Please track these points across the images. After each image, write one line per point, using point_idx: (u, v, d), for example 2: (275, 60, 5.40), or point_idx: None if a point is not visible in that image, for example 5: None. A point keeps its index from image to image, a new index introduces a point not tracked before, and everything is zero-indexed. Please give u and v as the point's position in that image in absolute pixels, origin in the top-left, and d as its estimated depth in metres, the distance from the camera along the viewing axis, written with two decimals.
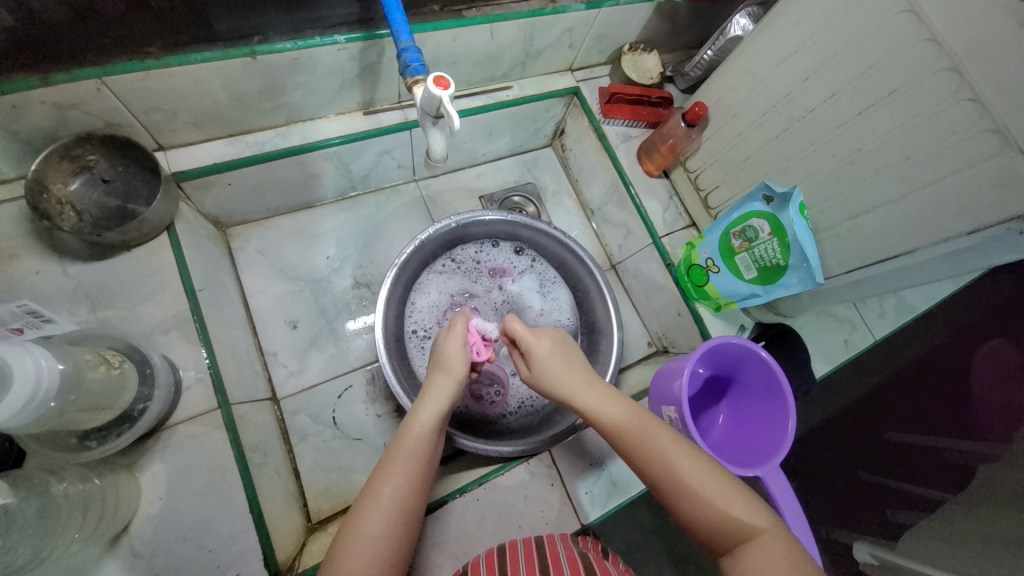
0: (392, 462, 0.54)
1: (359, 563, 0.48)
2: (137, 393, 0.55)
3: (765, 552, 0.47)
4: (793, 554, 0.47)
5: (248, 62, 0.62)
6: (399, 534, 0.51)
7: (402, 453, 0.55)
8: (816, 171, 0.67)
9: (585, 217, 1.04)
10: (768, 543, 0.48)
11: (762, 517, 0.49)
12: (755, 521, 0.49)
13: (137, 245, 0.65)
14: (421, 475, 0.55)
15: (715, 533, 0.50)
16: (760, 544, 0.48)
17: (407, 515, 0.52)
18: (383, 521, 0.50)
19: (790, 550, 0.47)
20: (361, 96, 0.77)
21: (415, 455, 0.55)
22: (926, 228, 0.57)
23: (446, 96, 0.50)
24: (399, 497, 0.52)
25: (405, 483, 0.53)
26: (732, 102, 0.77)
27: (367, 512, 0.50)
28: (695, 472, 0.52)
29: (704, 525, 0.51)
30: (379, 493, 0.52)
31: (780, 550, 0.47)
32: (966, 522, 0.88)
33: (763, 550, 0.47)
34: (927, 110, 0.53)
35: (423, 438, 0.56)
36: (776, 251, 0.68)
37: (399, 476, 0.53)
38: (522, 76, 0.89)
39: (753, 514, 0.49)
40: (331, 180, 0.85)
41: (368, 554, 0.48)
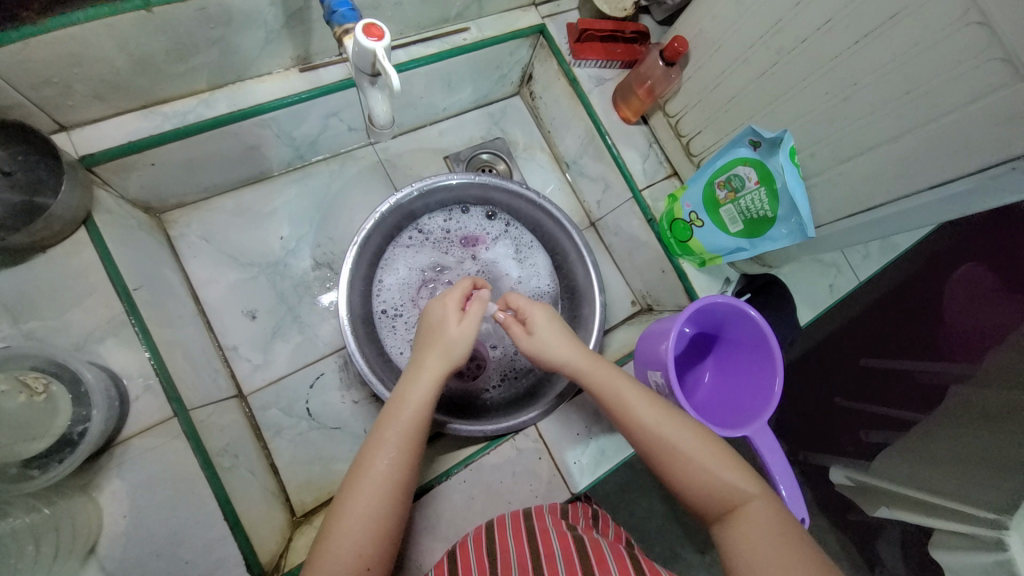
0: (385, 435, 0.52)
1: (354, 542, 0.46)
2: (73, 416, 0.50)
3: (753, 521, 0.47)
4: (782, 524, 0.46)
5: (144, 17, 0.52)
6: (395, 508, 0.49)
7: (397, 425, 0.52)
8: (806, 112, 0.61)
9: (560, 172, 0.96)
10: (756, 509, 0.48)
11: (753, 483, 0.49)
12: (746, 488, 0.49)
13: (51, 246, 0.57)
14: (416, 449, 0.53)
15: (702, 503, 0.50)
16: (750, 511, 0.48)
17: (403, 491, 0.50)
18: (376, 498, 0.48)
19: (778, 518, 0.47)
20: (294, 50, 0.66)
21: (409, 428, 0.53)
22: (925, 170, 0.52)
23: (380, 49, 0.42)
24: (392, 475, 0.50)
25: (400, 455, 0.51)
26: (714, 35, 0.69)
27: (359, 488, 0.49)
28: (688, 441, 0.52)
29: (692, 495, 0.51)
30: (371, 467, 0.50)
31: (768, 516, 0.47)
32: (937, 441, 0.91)
33: (751, 518, 0.47)
34: (932, 36, 0.47)
35: (417, 413, 0.54)
36: (763, 202, 0.64)
37: (396, 447, 0.51)
38: (479, 15, 0.78)
39: (742, 484, 0.49)
40: (275, 151, 0.76)
41: (361, 530, 0.47)
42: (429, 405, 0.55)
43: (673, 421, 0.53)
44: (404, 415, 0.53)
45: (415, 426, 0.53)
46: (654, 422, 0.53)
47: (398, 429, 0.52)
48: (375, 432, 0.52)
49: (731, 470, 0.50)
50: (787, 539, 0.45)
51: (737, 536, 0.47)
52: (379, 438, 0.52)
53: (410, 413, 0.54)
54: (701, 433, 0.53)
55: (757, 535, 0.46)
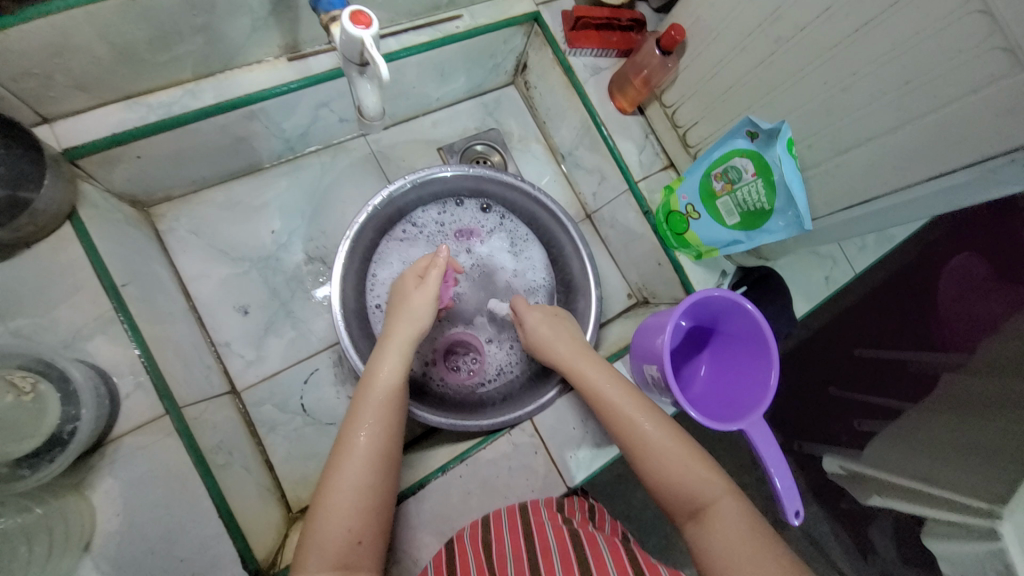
0: (364, 411, 0.53)
1: (343, 516, 0.48)
2: (63, 414, 0.49)
3: (722, 521, 0.48)
4: (750, 523, 0.48)
5: (124, 4, 0.50)
6: (378, 480, 0.50)
7: (375, 401, 0.54)
8: (805, 102, 0.60)
9: (555, 163, 0.95)
10: (724, 508, 0.49)
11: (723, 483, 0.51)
12: (715, 488, 0.50)
13: (35, 241, 0.56)
14: (394, 421, 0.54)
15: (675, 504, 0.51)
16: (719, 511, 0.49)
17: (385, 463, 0.52)
18: (362, 471, 0.50)
19: (747, 517, 0.48)
20: (281, 39, 0.65)
21: (384, 403, 0.54)
22: (923, 162, 0.52)
23: (368, 38, 0.41)
24: (373, 448, 0.51)
25: (380, 429, 0.53)
26: (711, 23, 0.68)
27: (344, 465, 0.50)
28: (659, 443, 0.53)
29: (666, 495, 0.52)
30: (354, 442, 0.51)
31: (736, 515, 0.48)
32: (928, 428, 0.92)
33: (720, 517, 0.48)
34: (933, 24, 0.46)
35: (393, 387, 0.56)
36: (760, 193, 0.63)
37: (375, 421, 0.53)
38: (471, 2, 0.76)
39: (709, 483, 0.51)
40: (264, 143, 0.75)
41: (351, 505, 0.48)
42: (403, 378, 0.57)
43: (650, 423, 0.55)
44: (380, 390, 0.55)
45: (391, 399, 0.55)
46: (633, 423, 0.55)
47: (375, 403, 0.54)
48: (354, 410, 0.54)
49: (700, 471, 0.51)
50: (753, 538, 0.46)
51: (708, 535, 0.48)
52: (358, 414, 0.53)
53: (384, 385, 0.55)
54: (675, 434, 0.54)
55: (725, 534, 0.47)
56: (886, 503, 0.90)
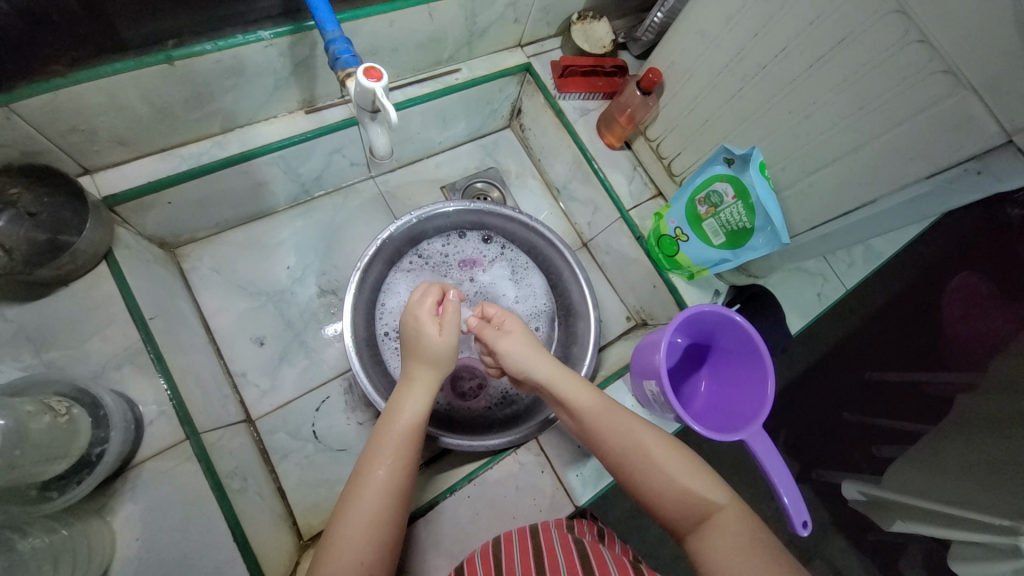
0: (383, 447, 0.55)
1: (354, 549, 0.48)
2: (92, 437, 0.52)
3: (722, 529, 0.48)
4: (751, 532, 0.48)
5: (166, 69, 0.57)
6: (395, 516, 0.52)
7: (396, 438, 0.56)
8: (774, 130, 0.66)
9: (551, 197, 1.01)
10: (727, 518, 0.49)
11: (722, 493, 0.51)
12: (715, 497, 0.51)
13: (73, 279, 0.61)
14: (412, 459, 0.56)
15: (674, 513, 0.51)
16: (722, 519, 0.49)
17: (400, 502, 0.53)
18: (377, 505, 0.51)
19: (748, 524, 0.49)
20: (300, 94, 0.72)
21: (405, 442, 0.56)
22: (886, 176, 0.56)
23: (379, 88, 0.47)
24: (390, 483, 0.53)
25: (398, 465, 0.54)
26: (685, 65, 0.75)
27: (360, 498, 0.51)
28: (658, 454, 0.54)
29: (663, 505, 0.52)
30: (371, 476, 0.52)
31: (736, 523, 0.49)
32: (947, 449, 0.91)
33: (720, 525, 0.49)
34: (877, 56, 0.52)
35: (415, 428, 0.57)
36: (741, 214, 0.68)
37: (394, 458, 0.54)
38: (469, 57, 0.85)
39: (711, 492, 0.51)
40: (281, 187, 0.81)
41: (364, 539, 0.49)
42: (422, 418, 0.59)
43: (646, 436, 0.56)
44: (401, 427, 0.56)
45: (410, 438, 0.56)
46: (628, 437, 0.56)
47: (396, 442, 0.55)
48: (372, 447, 0.55)
49: (697, 480, 0.52)
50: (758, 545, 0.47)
51: (709, 543, 0.48)
52: (377, 450, 0.55)
53: (405, 424, 0.57)
54: (672, 444, 0.55)
55: (727, 541, 0.47)
56: (912, 529, 0.87)
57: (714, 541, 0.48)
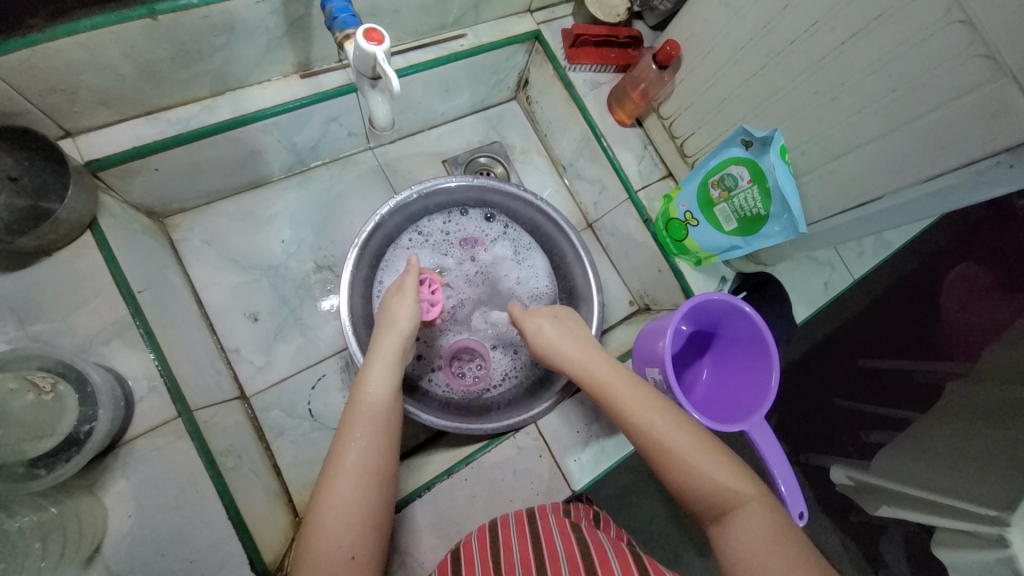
0: (353, 426, 0.54)
1: (335, 530, 0.47)
2: (80, 414, 0.51)
3: (748, 523, 0.47)
4: (778, 526, 0.46)
5: (149, 25, 0.53)
6: (373, 493, 0.50)
7: (364, 416, 0.55)
8: (796, 112, 0.62)
9: (557, 175, 0.98)
10: (754, 511, 0.47)
11: (748, 485, 0.49)
12: (742, 490, 0.49)
13: (56, 249, 0.58)
14: (384, 434, 0.55)
15: (699, 503, 0.50)
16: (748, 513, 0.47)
17: (376, 478, 0.51)
18: (352, 485, 0.50)
19: (774, 520, 0.47)
20: (295, 57, 0.68)
21: (372, 419, 0.55)
22: (912, 166, 0.54)
23: (380, 52, 0.44)
24: (362, 459, 0.51)
25: (370, 443, 0.53)
26: (705, 38, 0.71)
27: (335, 481, 0.50)
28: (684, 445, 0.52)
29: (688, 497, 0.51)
30: (344, 457, 0.51)
31: (762, 516, 0.47)
32: (935, 436, 0.92)
33: (744, 520, 0.47)
34: (915, 35, 0.49)
35: (380, 400, 0.57)
36: (756, 200, 0.65)
37: (363, 436, 0.53)
38: (475, 22, 0.80)
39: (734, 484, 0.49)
40: (275, 155, 0.77)
41: (344, 518, 0.48)
42: (390, 392, 0.58)
43: (672, 423, 0.54)
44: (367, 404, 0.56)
45: (379, 414, 0.56)
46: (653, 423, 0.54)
47: (363, 419, 0.55)
48: (344, 427, 0.54)
49: (723, 470, 0.50)
50: (784, 542, 0.45)
51: (733, 535, 0.47)
52: (347, 429, 0.54)
53: (372, 401, 0.56)
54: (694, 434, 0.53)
55: (755, 537, 0.46)
56: (899, 515, 0.87)
57: (739, 535, 0.47)
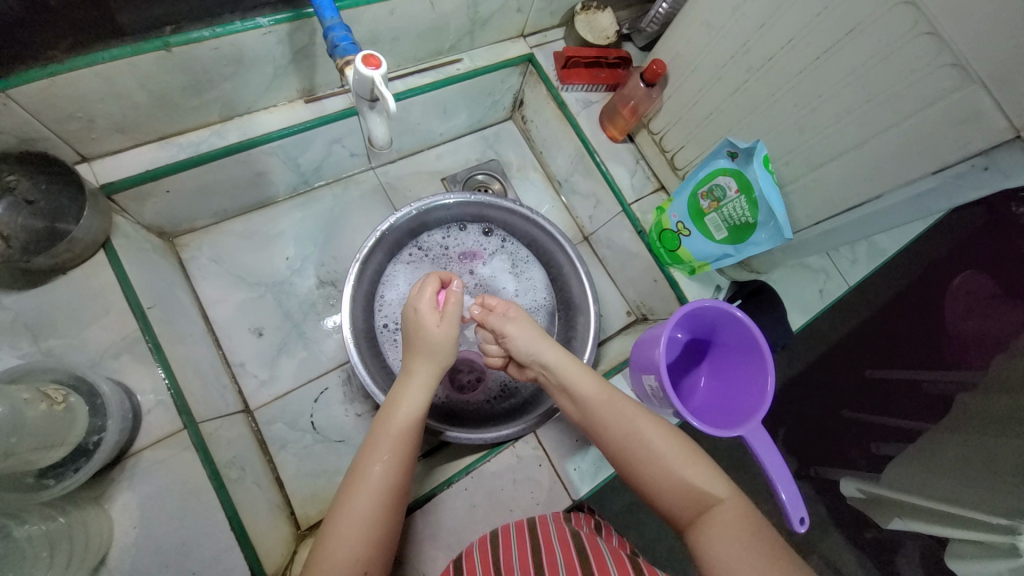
0: (380, 443, 0.55)
1: (349, 545, 0.48)
2: (90, 426, 0.52)
3: (720, 522, 0.48)
4: (751, 522, 0.48)
5: (164, 56, 0.57)
6: (389, 512, 0.51)
7: (393, 436, 0.55)
8: (778, 123, 0.65)
9: (553, 190, 1.01)
10: (725, 511, 0.49)
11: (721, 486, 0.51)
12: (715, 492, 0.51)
13: (72, 267, 0.60)
14: (409, 453, 0.56)
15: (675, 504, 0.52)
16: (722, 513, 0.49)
17: (394, 499, 0.52)
18: (371, 503, 0.51)
19: (747, 519, 0.49)
20: (300, 83, 0.72)
21: (402, 439, 0.56)
22: (891, 172, 0.56)
23: (378, 76, 0.47)
24: (386, 478, 0.52)
25: (394, 463, 0.54)
26: (690, 57, 0.74)
27: (355, 495, 0.51)
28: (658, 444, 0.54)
29: (663, 498, 0.53)
30: (368, 473, 0.52)
31: (736, 515, 0.49)
32: (946, 448, 0.90)
33: (718, 517, 0.49)
34: (885, 49, 0.51)
35: (410, 424, 0.57)
36: (744, 209, 0.67)
37: (390, 455, 0.54)
38: (471, 47, 0.84)
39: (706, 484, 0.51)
40: (281, 176, 0.80)
41: (360, 532, 0.49)
42: (420, 415, 0.59)
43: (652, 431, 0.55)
44: (397, 423, 0.56)
45: (408, 436, 0.56)
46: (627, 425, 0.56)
47: (391, 438, 0.55)
48: (370, 443, 0.55)
49: (696, 470, 0.52)
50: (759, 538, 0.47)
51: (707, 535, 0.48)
52: (374, 447, 0.54)
53: (404, 418, 0.57)
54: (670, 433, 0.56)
55: (726, 533, 0.47)
56: (909, 526, 0.88)
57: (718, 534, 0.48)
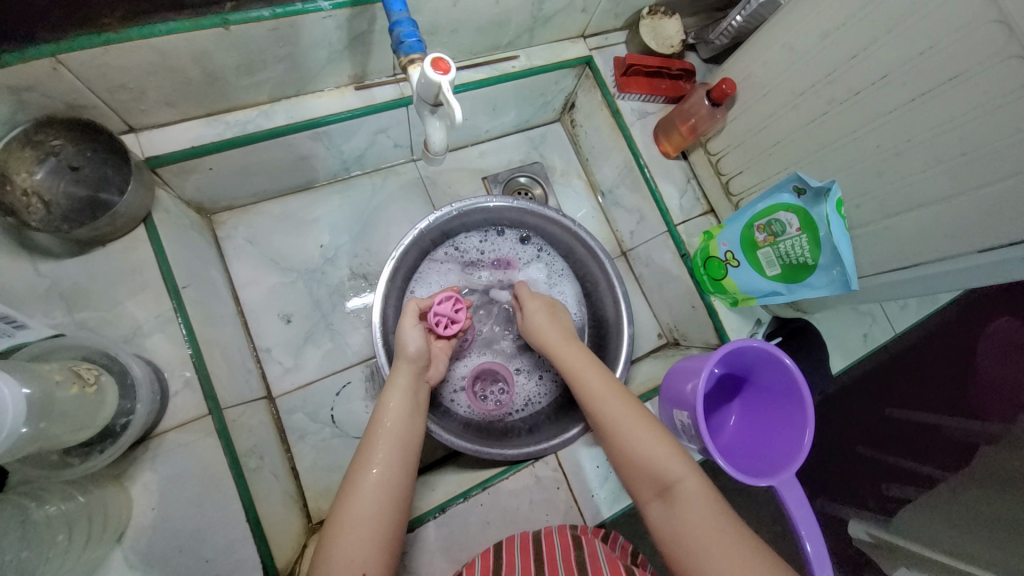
0: (373, 449, 0.55)
1: (355, 549, 0.48)
2: (118, 408, 0.52)
3: (685, 502, 0.51)
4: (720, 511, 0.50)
5: (220, 34, 0.55)
6: (392, 512, 0.51)
7: (382, 436, 0.56)
8: (855, 163, 0.60)
9: (595, 200, 0.97)
10: (684, 490, 0.52)
11: (681, 467, 0.54)
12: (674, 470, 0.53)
13: (111, 240, 0.60)
14: (403, 454, 0.55)
15: (640, 483, 0.55)
16: (681, 491, 0.52)
17: (396, 498, 0.52)
18: (372, 504, 0.50)
19: (704, 499, 0.51)
20: (352, 69, 0.69)
21: (393, 439, 0.56)
22: (978, 231, 0.51)
23: (446, 82, 0.44)
24: (383, 478, 0.52)
25: (389, 465, 0.54)
26: (763, 79, 0.70)
27: (357, 498, 0.51)
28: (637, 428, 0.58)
29: (635, 479, 0.56)
30: (364, 476, 0.52)
31: (701, 500, 0.51)
32: (969, 508, 0.87)
33: (680, 496, 0.52)
34: (994, 100, 0.47)
35: (399, 420, 0.58)
36: (804, 248, 0.63)
37: (386, 457, 0.54)
38: (530, 44, 0.80)
39: (673, 466, 0.54)
40: (323, 162, 0.79)
41: (364, 534, 0.48)
42: (408, 415, 0.59)
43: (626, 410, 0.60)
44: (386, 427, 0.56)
45: (397, 435, 0.57)
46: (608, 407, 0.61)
47: (382, 441, 0.55)
48: (364, 448, 0.55)
49: (663, 452, 0.55)
50: (710, 515, 0.49)
51: (669, 510, 0.52)
52: (368, 448, 0.55)
53: (394, 416, 0.58)
54: (643, 417, 0.59)
55: (691, 514, 0.50)
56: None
57: (673, 508, 0.51)
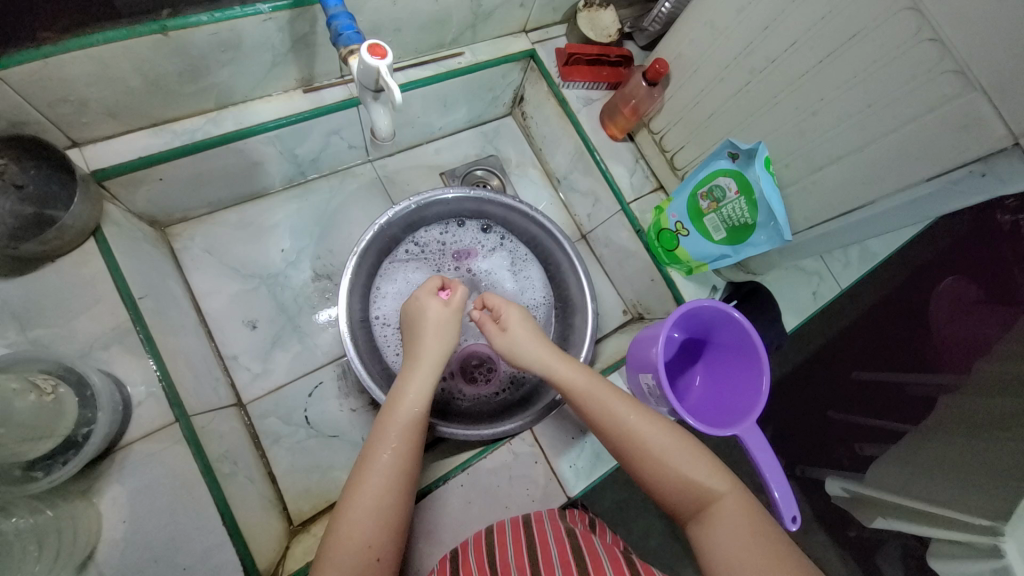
0: (388, 432, 0.54)
1: (361, 531, 0.48)
2: (79, 418, 0.51)
3: (724, 521, 0.48)
4: (751, 517, 0.48)
5: (160, 40, 0.55)
6: (401, 496, 0.51)
7: (399, 422, 0.55)
8: (779, 125, 0.65)
9: (552, 188, 1.01)
10: (725, 506, 0.49)
11: (719, 480, 0.51)
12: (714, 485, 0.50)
13: (59, 256, 0.59)
14: (415, 438, 0.55)
15: (677, 500, 0.51)
16: (720, 509, 0.49)
17: (407, 483, 0.52)
18: (381, 485, 0.50)
19: (745, 514, 0.49)
20: (298, 72, 0.70)
21: (408, 423, 0.55)
22: (891, 176, 0.56)
23: (383, 66, 0.46)
24: (396, 461, 0.52)
25: (403, 450, 0.53)
26: (692, 58, 0.74)
27: (366, 481, 0.51)
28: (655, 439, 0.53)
29: (667, 497, 0.52)
30: (376, 459, 0.52)
31: (738, 513, 0.49)
32: (928, 448, 0.90)
33: (722, 516, 0.49)
34: (889, 53, 0.52)
35: (417, 406, 0.57)
36: (743, 210, 0.67)
37: (399, 442, 0.54)
38: (473, 41, 0.83)
39: (710, 479, 0.51)
40: (276, 167, 0.79)
41: (371, 516, 0.49)
42: (425, 402, 0.58)
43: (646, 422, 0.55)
44: (403, 412, 0.56)
45: (413, 422, 0.56)
46: (620, 421, 0.56)
47: (400, 422, 0.55)
48: (377, 431, 0.55)
49: (695, 464, 0.51)
50: (758, 538, 0.47)
51: (709, 532, 0.49)
52: (381, 432, 0.54)
53: (411, 401, 0.58)
54: (673, 434, 0.54)
55: (731, 535, 0.47)
56: (892, 525, 0.85)
57: (717, 532, 0.48)
